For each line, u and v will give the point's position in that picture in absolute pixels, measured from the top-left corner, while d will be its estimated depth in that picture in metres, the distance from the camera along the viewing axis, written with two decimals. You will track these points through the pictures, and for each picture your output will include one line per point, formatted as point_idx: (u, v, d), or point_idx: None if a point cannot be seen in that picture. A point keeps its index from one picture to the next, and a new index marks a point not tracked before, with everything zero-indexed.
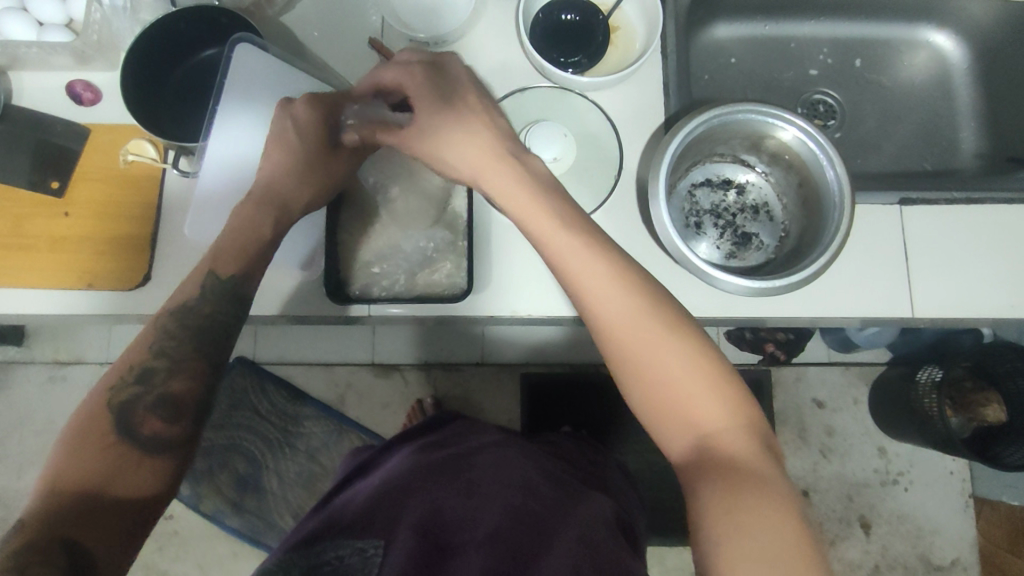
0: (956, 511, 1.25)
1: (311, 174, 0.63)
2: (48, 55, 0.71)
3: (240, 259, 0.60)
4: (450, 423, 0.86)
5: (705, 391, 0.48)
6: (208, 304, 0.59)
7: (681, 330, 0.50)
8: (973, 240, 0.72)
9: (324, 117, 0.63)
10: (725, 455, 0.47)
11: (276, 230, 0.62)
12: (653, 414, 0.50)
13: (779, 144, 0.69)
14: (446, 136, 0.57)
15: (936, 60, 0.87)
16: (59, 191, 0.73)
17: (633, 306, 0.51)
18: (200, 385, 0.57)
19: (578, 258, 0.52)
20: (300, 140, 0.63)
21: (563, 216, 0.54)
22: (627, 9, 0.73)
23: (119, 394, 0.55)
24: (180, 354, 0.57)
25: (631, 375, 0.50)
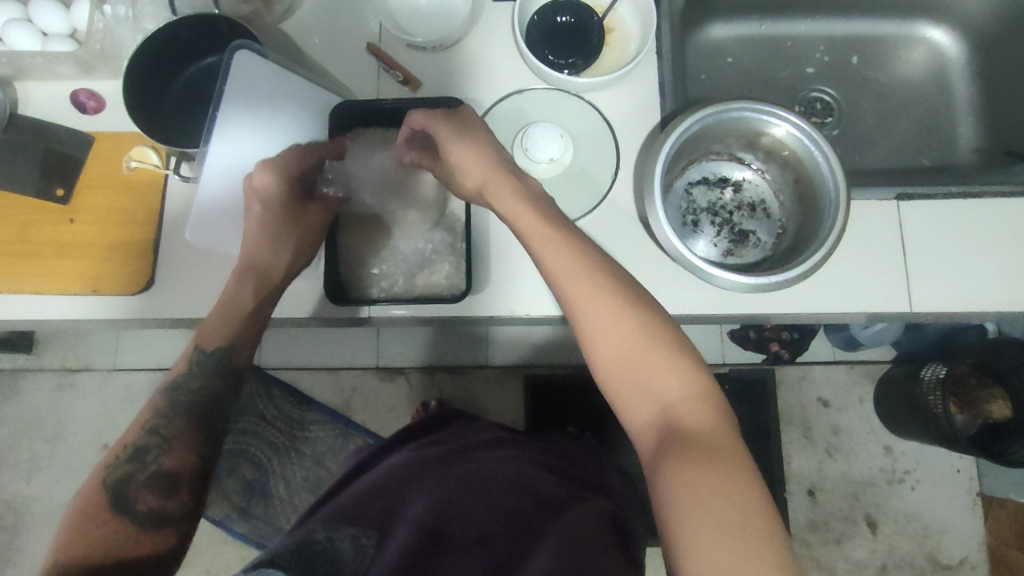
0: (963, 509, 1.24)
1: (282, 238, 0.68)
2: (52, 64, 0.72)
3: (225, 331, 0.65)
4: (453, 424, 0.87)
5: (669, 372, 0.49)
6: (199, 377, 0.64)
7: (645, 315, 0.51)
8: (970, 235, 0.72)
9: (281, 186, 0.67)
10: (687, 431, 0.47)
11: (257, 294, 0.67)
12: (620, 398, 0.50)
13: (774, 141, 0.70)
14: (453, 159, 0.63)
15: (932, 57, 0.87)
16: (64, 198, 0.74)
17: (598, 293, 0.52)
18: (193, 456, 0.61)
19: (550, 251, 0.55)
20: (264, 209, 0.67)
21: (538, 218, 0.57)
22: (622, 11, 0.74)
23: (114, 472, 0.58)
24: (171, 431, 0.61)
25: (599, 360, 0.52)
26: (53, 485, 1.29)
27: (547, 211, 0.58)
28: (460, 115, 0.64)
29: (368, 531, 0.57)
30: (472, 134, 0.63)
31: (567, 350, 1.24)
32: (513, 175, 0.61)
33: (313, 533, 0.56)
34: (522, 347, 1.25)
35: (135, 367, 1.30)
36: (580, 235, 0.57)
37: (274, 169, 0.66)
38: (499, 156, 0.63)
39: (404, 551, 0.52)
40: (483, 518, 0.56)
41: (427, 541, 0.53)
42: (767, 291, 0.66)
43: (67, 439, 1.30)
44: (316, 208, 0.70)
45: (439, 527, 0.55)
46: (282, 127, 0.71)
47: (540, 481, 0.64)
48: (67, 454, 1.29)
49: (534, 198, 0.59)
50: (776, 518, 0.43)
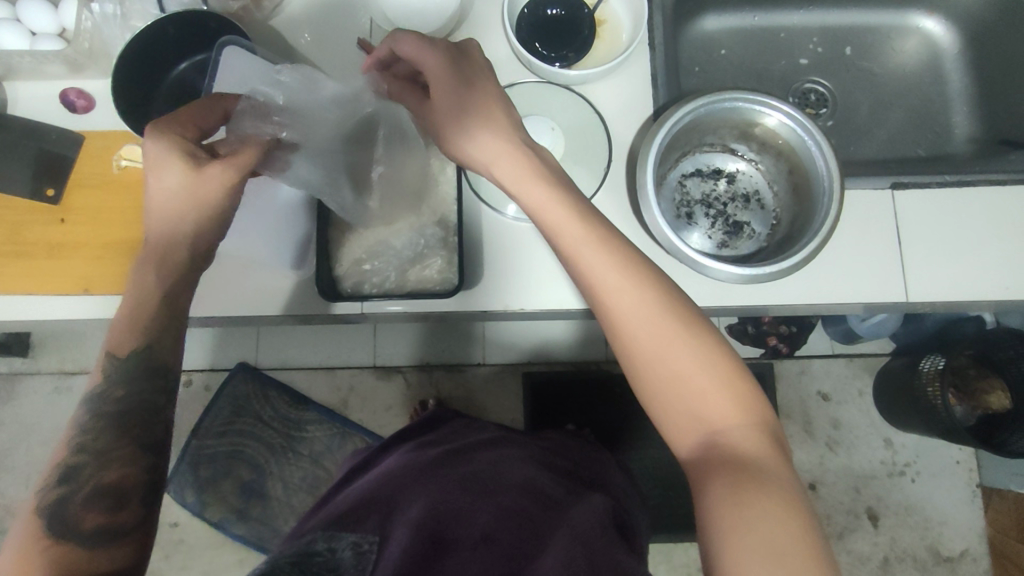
0: (963, 501, 1.24)
1: (182, 213, 0.54)
2: (41, 63, 0.72)
3: (136, 328, 0.54)
4: (449, 424, 0.86)
5: (714, 385, 0.49)
6: (121, 384, 0.53)
7: (689, 324, 0.51)
8: (966, 223, 0.71)
9: (174, 147, 0.53)
10: (731, 447, 0.47)
11: (161, 280, 0.55)
12: (661, 409, 0.50)
13: (767, 131, 0.69)
14: (464, 121, 0.57)
15: (926, 46, 0.87)
16: (54, 199, 0.74)
17: (637, 300, 0.51)
18: (136, 469, 0.51)
19: (584, 253, 0.53)
20: (151, 177, 0.54)
21: (568, 211, 0.54)
22: (613, 2, 0.73)
23: (46, 496, 0.49)
24: (103, 446, 0.51)
25: (641, 370, 0.51)
26: None
27: (574, 200, 0.55)
28: (467, 61, 0.59)
29: (374, 535, 0.56)
30: (488, 87, 0.58)
31: (568, 351, 1.26)
32: (534, 154, 0.57)
33: (313, 542, 0.56)
34: (521, 344, 1.26)
35: None
36: (613, 232, 0.55)
37: (163, 130, 0.54)
38: (515, 126, 0.58)
39: (403, 553, 0.52)
40: (486, 517, 0.56)
41: (429, 544, 0.53)
42: (763, 282, 0.66)
43: None
44: (220, 171, 0.54)
45: (439, 530, 0.55)
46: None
47: (554, 483, 0.64)
48: None
49: (557, 182, 0.56)
50: (820, 529, 0.43)
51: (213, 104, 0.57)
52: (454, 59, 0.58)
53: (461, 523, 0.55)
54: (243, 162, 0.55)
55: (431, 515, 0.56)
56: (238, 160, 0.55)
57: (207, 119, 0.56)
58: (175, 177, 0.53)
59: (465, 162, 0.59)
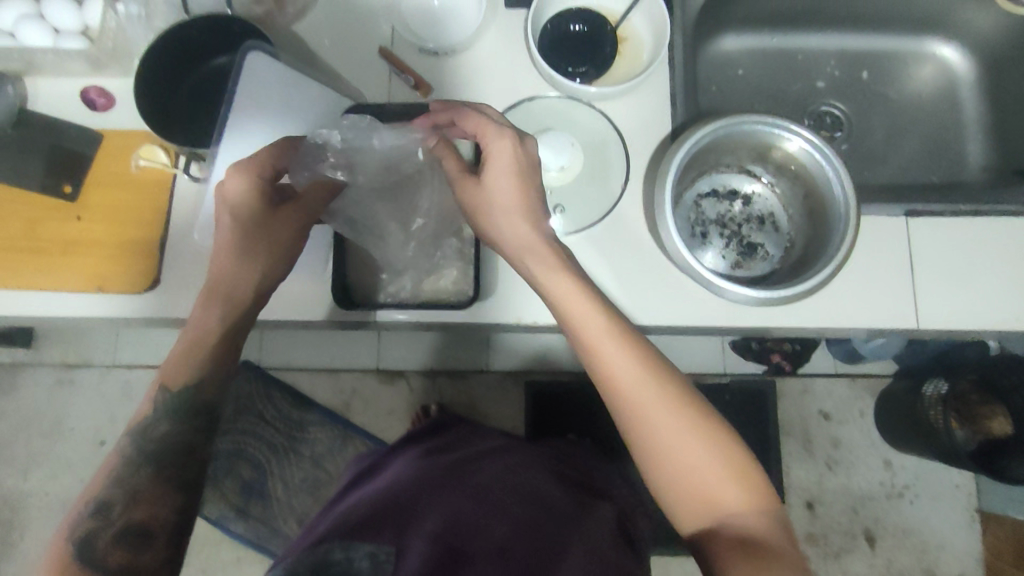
0: (961, 525, 1.25)
1: (255, 251, 0.62)
2: (63, 60, 0.72)
3: (186, 371, 0.62)
4: (452, 429, 0.86)
5: (725, 478, 0.52)
6: (166, 421, 0.62)
7: (701, 417, 0.54)
8: (978, 252, 0.72)
9: (255, 184, 0.61)
10: (741, 534, 0.50)
11: (223, 318, 0.63)
12: (673, 494, 0.53)
13: (786, 155, 0.70)
14: (503, 203, 0.59)
15: (942, 74, 0.87)
16: (71, 195, 0.74)
17: (653, 391, 0.54)
18: (159, 508, 0.59)
19: (603, 346, 0.56)
20: (231, 206, 0.61)
21: (587, 304, 0.57)
22: (635, 20, 0.74)
23: (78, 528, 0.58)
24: (139, 484, 0.60)
25: (653, 457, 0.53)
26: (49, 480, 1.28)
27: (592, 292, 0.58)
28: (522, 146, 0.59)
29: (390, 544, 0.56)
30: (532, 176, 0.60)
31: (569, 359, 1.25)
32: (556, 246, 0.60)
33: (330, 550, 0.56)
34: (524, 352, 1.26)
35: (135, 364, 1.30)
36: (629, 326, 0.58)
37: (248, 171, 0.61)
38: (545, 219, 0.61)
39: (421, 561, 0.53)
40: (502, 529, 0.57)
41: (445, 553, 0.54)
42: (775, 305, 0.66)
43: (64, 436, 1.29)
44: (292, 211, 0.64)
45: (453, 540, 0.55)
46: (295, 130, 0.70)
47: (563, 492, 0.65)
48: (65, 450, 1.29)
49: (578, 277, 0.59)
50: None
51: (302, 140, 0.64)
52: (518, 148, 0.59)
53: (476, 534, 0.56)
54: (310, 207, 0.65)
55: (445, 527, 0.57)
56: (308, 202, 0.64)
57: (284, 159, 0.63)
58: (247, 215, 0.61)
59: (500, 249, 0.61)
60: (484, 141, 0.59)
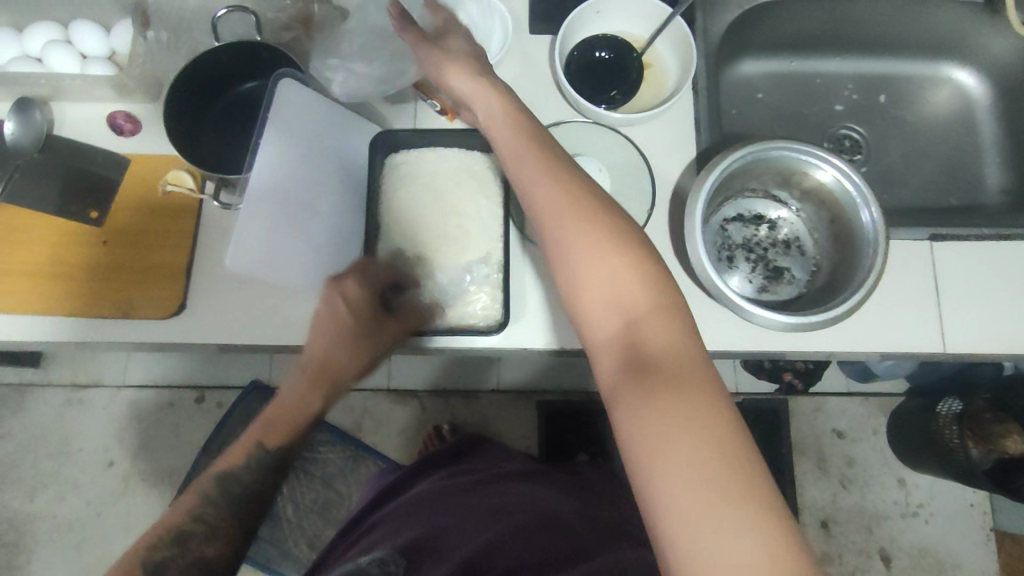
0: (977, 544, 1.24)
1: (357, 356, 0.64)
2: (91, 86, 0.73)
3: (287, 433, 0.66)
4: (479, 454, 0.85)
5: (635, 298, 0.48)
6: (248, 471, 0.65)
7: (623, 241, 0.50)
8: (1000, 277, 0.72)
9: (362, 290, 0.63)
10: (646, 353, 0.46)
11: (324, 402, 0.66)
12: (586, 322, 0.50)
13: (813, 182, 0.70)
14: (444, 62, 0.61)
15: (959, 97, 0.88)
16: (97, 220, 0.74)
17: (565, 212, 0.51)
18: (231, 546, 0.61)
19: (524, 168, 0.54)
20: (350, 316, 0.63)
21: (513, 133, 0.56)
22: (659, 47, 0.75)
23: (152, 555, 0.58)
24: (217, 520, 0.62)
25: (577, 282, 0.50)
26: (56, 502, 1.27)
27: (522, 124, 0.56)
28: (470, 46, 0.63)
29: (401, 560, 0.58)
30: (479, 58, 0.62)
31: (580, 378, 1.25)
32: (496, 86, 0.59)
33: None
34: (536, 370, 1.26)
35: (146, 384, 1.30)
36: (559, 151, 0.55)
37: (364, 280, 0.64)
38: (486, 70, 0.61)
39: None
40: (520, 556, 0.56)
41: None
42: (804, 330, 0.66)
43: (73, 456, 1.28)
44: (393, 325, 0.65)
45: (487, 569, 0.55)
46: (325, 143, 0.71)
47: (589, 526, 0.64)
48: (74, 471, 1.28)
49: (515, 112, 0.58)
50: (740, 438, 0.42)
51: (286, 115, 0.67)
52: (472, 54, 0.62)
53: (490, 556, 0.56)
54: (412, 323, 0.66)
55: (483, 553, 0.57)
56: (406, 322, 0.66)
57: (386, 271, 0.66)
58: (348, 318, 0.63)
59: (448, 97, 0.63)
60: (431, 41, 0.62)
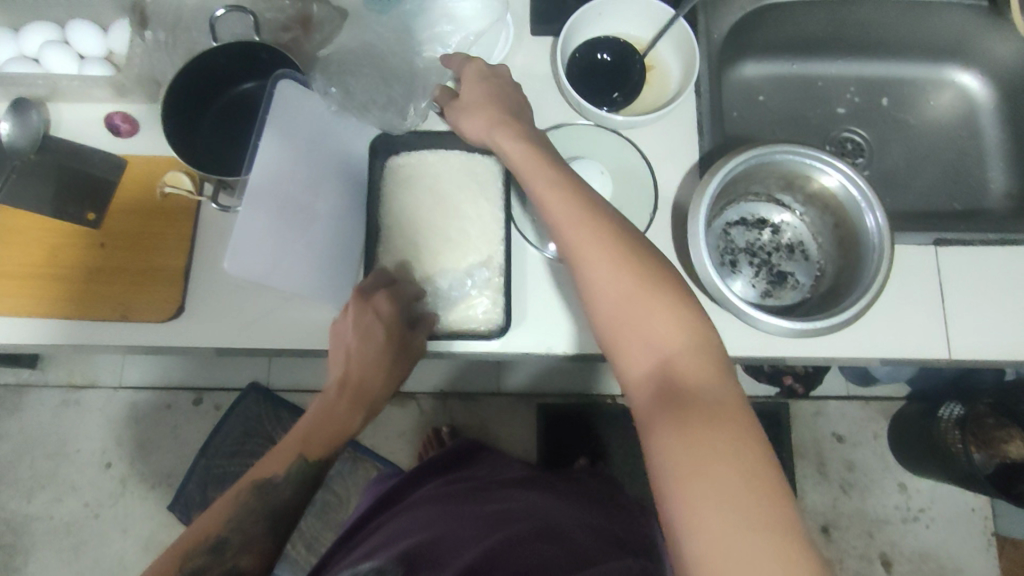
0: (979, 549, 1.23)
1: (391, 366, 0.64)
2: (88, 87, 0.72)
3: (326, 446, 0.63)
4: (477, 463, 0.84)
5: (666, 328, 0.49)
6: (290, 483, 0.61)
7: (652, 276, 0.51)
8: (1005, 282, 0.72)
9: (395, 300, 0.65)
10: (678, 382, 0.47)
11: (358, 416, 0.65)
12: (613, 350, 0.51)
13: (817, 186, 0.70)
14: (466, 98, 0.64)
15: (962, 101, 0.88)
16: (94, 222, 0.73)
17: (595, 242, 0.53)
18: (266, 558, 0.58)
19: (552, 196, 0.55)
20: (387, 337, 0.63)
21: (541, 164, 0.58)
22: (661, 49, 0.74)
23: (188, 562, 0.55)
24: (254, 532, 0.58)
25: (607, 320, 0.51)
26: (53, 504, 1.26)
27: (549, 158, 0.58)
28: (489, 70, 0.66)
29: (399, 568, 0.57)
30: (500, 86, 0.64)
31: (580, 381, 1.25)
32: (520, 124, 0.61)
33: None
34: (535, 372, 1.25)
35: (143, 385, 1.29)
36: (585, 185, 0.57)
37: (395, 293, 0.65)
38: (508, 104, 0.63)
39: None
40: (524, 564, 0.55)
41: None
42: (809, 335, 0.66)
43: (70, 458, 1.28)
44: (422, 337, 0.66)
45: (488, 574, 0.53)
46: (321, 139, 0.67)
47: (592, 538, 0.63)
48: (71, 473, 1.27)
49: (540, 146, 0.60)
50: (771, 469, 0.43)
51: (285, 115, 0.63)
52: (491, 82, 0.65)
53: (494, 563, 0.55)
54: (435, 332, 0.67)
55: (484, 559, 0.55)
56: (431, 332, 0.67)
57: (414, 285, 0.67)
58: (388, 327, 0.63)
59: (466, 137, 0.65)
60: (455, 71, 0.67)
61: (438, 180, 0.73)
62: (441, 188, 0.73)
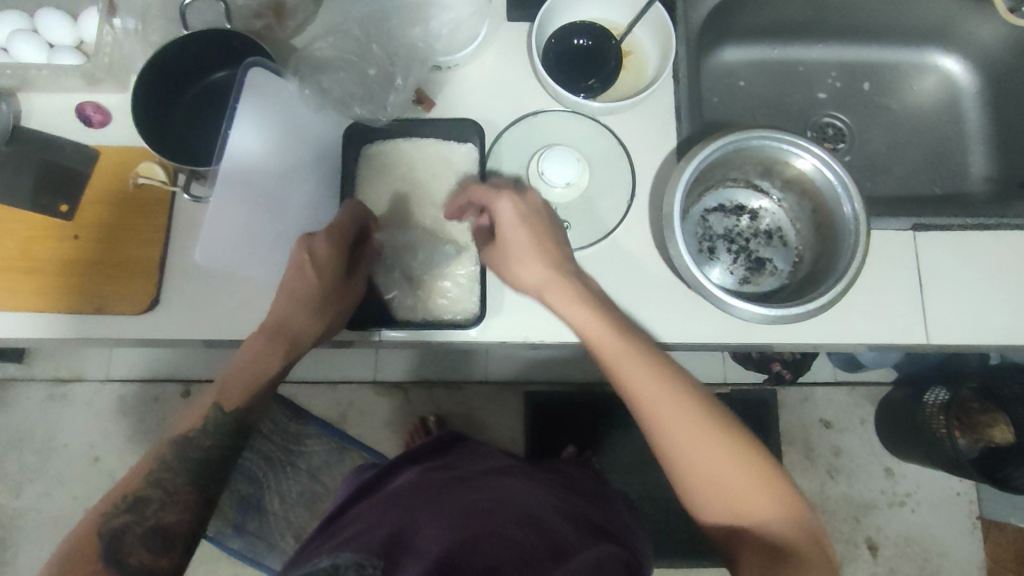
0: (963, 532, 1.24)
1: (322, 310, 0.64)
2: (58, 77, 0.71)
3: (245, 394, 0.64)
4: (457, 452, 0.83)
5: (752, 491, 0.54)
6: (210, 436, 0.63)
7: (736, 442, 0.55)
8: (984, 266, 0.71)
9: (334, 239, 0.63)
10: (772, 540, 0.54)
11: (283, 363, 0.65)
12: (701, 505, 0.56)
13: (794, 171, 0.69)
14: (514, 247, 0.62)
15: (944, 85, 0.87)
16: (67, 214, 0.72)
17: (675, 413, 0.56)
18: (188, 511, 0.61)
19: (625, 363, 0.58)
20: (318, 280, 0.62)
21: (609, 328, 0.59)
22: (639, 34, 0.73)
23: (109, 521, 0.58)
24: (175, 486, 0.61)
25: (695, 485, 0.55)
26: (41, 498, 1.26)
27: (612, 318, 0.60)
28: (522, 199, 0.63)
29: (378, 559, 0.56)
30: (539, 220, 0.63)
31: (567, 369, 1.25)
32: (573, 276, 0.62)
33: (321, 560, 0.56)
34: (522, 362, 1.25)
35: (129, 378, 1.29)
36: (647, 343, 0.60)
37: (333, 232, 0.63)
38: (556, 250, 0.63)
39: None
40: (499, 552, 0.54)
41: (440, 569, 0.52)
42: (785, 322, 0.65)
43: (57, 452, 1.27)
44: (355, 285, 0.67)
45: (460, 562, 0.53)
46: (290, 129, 0.67)
47: (570, 528, 0.63)
48: (58, 467, 1.27)
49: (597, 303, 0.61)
50: None
51: (265, 107, 0.65)
52: (533, 214, 0.63)
53: (472, 552, 0.54)
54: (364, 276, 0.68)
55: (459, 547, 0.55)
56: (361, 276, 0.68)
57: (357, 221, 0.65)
58: (319, 273, 0.62)
59: (520, 288, 0.64)
60: (490, 203, 0.64)
61: (411, 167, 0.72)
62: (415, 176, 0.71)
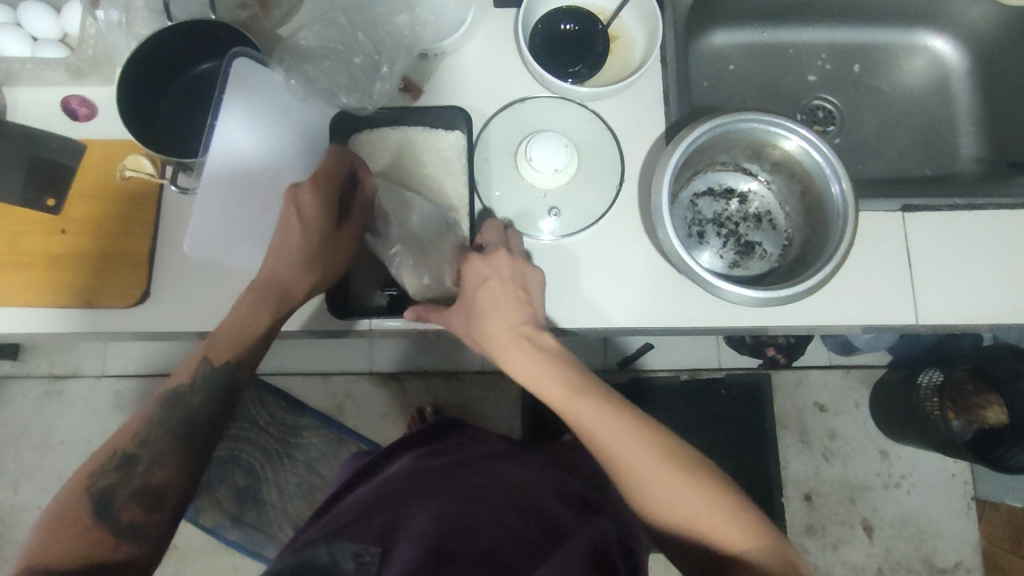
0: (958, 512, 1.25)
1: (314, 262, 0.64)
2: (42, 70, 0.71)
3: (235, 349, 0.64)
4: (454, 436, 0.84)
5: (727, 525, 0.53)
6: (200, 395, 0.63)
7: (706, 481, 0.54)
8: (973, 245, 0.72)
9: (322, 188, 0.63)
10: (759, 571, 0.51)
11: (273, 318, 0.64)
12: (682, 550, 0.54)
13: (782, 153, 0.69)
14: (479, 305, 0.63)
15: (934, 66, 0.87)
16: (55, 208, 0.72)
17: (641, 456, 0.55)
18: (179, 469, 0.60)
19: (589, 413, 0.57)
20: (309, 230, 0.63)
21: (572, 381, 0.59)
22: (626, 18, 0.73)
23: (99, 480, 0.58)
24: (163, 446, 0.61)
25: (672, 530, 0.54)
26: (40, 494, 1.26)
27: (575, 371, 0.60)
28: (490, 259, 0.64)
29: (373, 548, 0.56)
30: (507, 276, 0.63)
31: None
32: (537, 335, 0.62)
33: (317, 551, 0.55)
34: None
35: (125, 373, 1.29)
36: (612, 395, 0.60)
37: (320, 182, 0.63)
38: (524, 310, 0.63)
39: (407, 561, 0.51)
40: (490, 535, 0.55)
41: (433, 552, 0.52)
42: (774, 304, 0.65)
43: (55, 448, 1.28)
44: (348, 232, 0.67)
45: (452, 544, 0.53)
46: (273, 120, 0.68)
47: (562, 508, 0.63)
48: (56, 463, 1.27)
49: (561, 360, 0.61)
50: None
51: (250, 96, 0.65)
52: (502, 273, 0.64)
53: (465, 534, 0.54)
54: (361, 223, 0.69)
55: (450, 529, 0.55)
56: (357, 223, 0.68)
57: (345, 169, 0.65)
58: (309, 223, 0.63)
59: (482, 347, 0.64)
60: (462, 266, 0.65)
61: (400, 158, 0.71)
62: (404, 166, 0.71)
